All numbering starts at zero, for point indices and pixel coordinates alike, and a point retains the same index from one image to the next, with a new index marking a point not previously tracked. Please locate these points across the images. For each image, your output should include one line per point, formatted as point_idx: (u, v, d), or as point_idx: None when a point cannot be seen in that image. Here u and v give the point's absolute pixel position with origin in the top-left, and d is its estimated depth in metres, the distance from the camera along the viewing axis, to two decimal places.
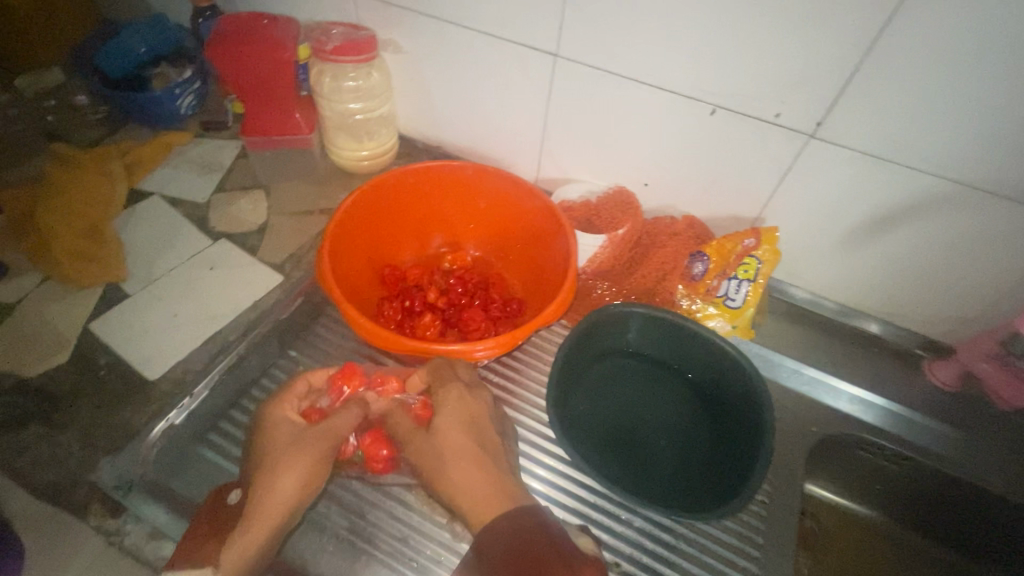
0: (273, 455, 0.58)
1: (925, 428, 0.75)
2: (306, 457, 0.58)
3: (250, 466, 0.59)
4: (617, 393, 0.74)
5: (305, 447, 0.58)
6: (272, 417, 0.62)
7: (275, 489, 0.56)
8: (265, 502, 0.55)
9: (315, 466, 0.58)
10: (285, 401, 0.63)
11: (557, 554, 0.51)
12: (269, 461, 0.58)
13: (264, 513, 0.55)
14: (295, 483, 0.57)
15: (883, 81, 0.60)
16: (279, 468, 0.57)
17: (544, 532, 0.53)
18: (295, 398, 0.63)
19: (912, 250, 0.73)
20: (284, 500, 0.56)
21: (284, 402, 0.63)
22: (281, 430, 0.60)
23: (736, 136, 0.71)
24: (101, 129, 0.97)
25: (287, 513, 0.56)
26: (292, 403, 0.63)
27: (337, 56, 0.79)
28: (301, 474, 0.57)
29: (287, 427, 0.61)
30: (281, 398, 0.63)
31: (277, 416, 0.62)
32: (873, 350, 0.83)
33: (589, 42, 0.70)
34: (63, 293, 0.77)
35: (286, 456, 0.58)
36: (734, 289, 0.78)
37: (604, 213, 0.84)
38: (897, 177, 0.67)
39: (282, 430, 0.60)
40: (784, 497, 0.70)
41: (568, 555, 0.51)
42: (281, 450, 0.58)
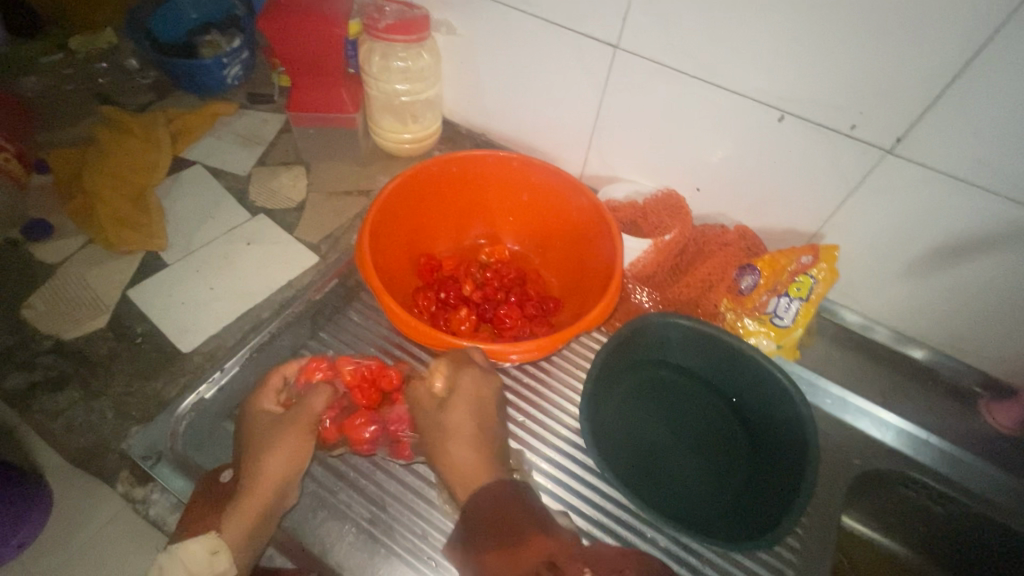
0: (258, 435, 0.59)
1: (977, 471, 0.71)
2: (290, 433, 0.59)
3: (235, 448, 0.60)
4: (650, 407, 0.72)
5: (286, 426, 0.59)
6: (252, 407, 0.61)
7: (264, 465, 0.56)
8: (258, 476, 0.56)
9: (296, 441, 0.58)
10: (263, 392, 0.62)
11: (535, 518, 0.51)
12: (254, 443, 0.58)
13: (256, 489, 0.55)
14: (286, 455, 0.57)
15: (978, 97, 0.55)
16: (263, 449, 0.57)
17: (528, 503, 0.52)
18: (272, 388, 0.63)
19: (984, 282, 0.68)
20: (271, 478, 0.56)
21: (262, 391, 0.62)
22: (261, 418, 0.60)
23: (803, 146, 0.67)
24: (151, 95, 0.97)
25: (280, 485, 0.56)
26: (271, 390, 0.63)
27: (388, 34, 0.77)
28: (286, 449, 0.58)
29: (266, 416, 0.61)
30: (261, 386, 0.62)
31: (255, 404, 0.62)
32: (926, 382, 0.78)
33: (653, 35, 0.66)
34: (105, 257, 0.78)
35: (270, 437, 0.58)
36: (783, 307, 0.74)
37: (652, 216, 0.80)
38: (980, 203, 0.62)
39: (264, 418, 0.60)
40: (819, 530, 0.67)
41: (546, 520, 0.51)
42: (263, 434, 0.59)
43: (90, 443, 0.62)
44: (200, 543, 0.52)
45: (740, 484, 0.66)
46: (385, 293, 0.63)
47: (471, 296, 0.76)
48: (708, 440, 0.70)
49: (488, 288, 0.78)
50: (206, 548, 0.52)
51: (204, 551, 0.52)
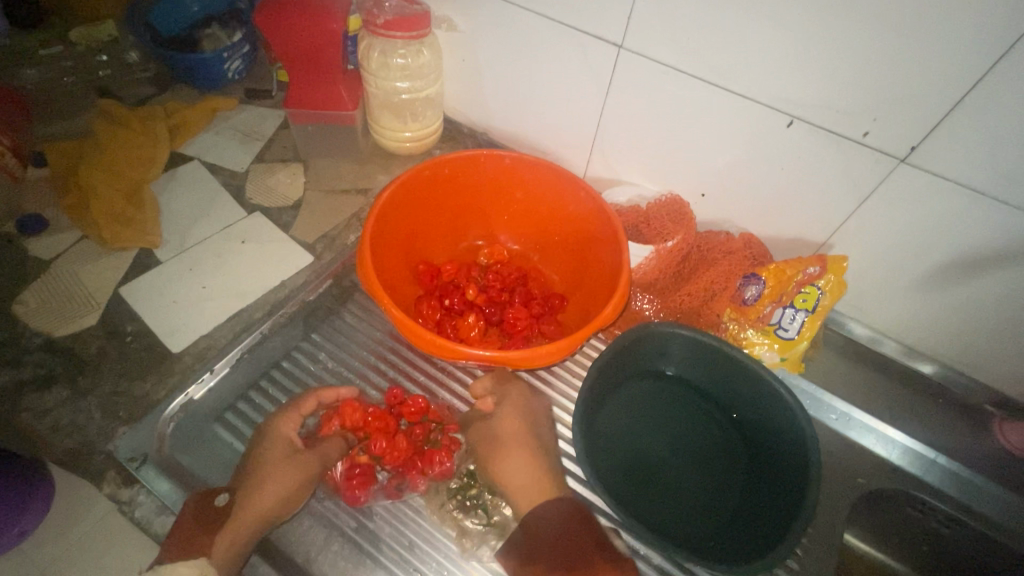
0: (275, 462, 0.59)
1: (986, 493, 0.69)
2: (297, 470, 0.59)
3: (240, 472, 0.59)
4: (648, 418, 0.70)
5: (300, 464, 0.59)
6: (276, 429, 0.61)
7: (264, 497, 0.56)
8: (252, 507, 0.56)
9: (305, 476, 0.59)
10: (290, 415, 0.62)
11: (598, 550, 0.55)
12: (267, 470, 0.58)
13: (246, 519, 0.55)
14: (290, 489, 0.58)
15: (1000, 107, 0.52)
16: (266, 477, 0.57)
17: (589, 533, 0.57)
18: (301, 415, 0.63)
19: (999, 298, 0.65)
20: (264, 509, 0.56)
21: (292, 415, 0.62)
22: (276, 447, 0.60)
23: (814, 152, 0.64)
24: (150, 88, 0.97)
25: (268, 517, 0.56)
26: (300, 418, 0.63)
27: (387, 30, 0.75)
28: (287, 481, 0.58)
29: (282, 445, 0.60)
30: (292, 408, 0.63)
31: (280, 425, 0.62)
32: (936, 399, 0.75)
33: (660, 36, 0.64)
34: (99, 252, 0.77)
35: (281, 466, 0.59)
36: (788, 318, 0.72)
37: (654, 222, 0.78)
38: (996, 217, 0.59)
39: (280, 446, 0.60)
40: (818, 550, 0.65)
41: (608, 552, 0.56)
42: (277, 462, 0.59)
43: (76, 443, 0.61)
44: (191, 565, 0.51)
45: (739, 501, 0.65)
46: (387, 302, 0.62)
47: (475, 300, 0.75)
48: (707, 453, 0.68)
49: (490, 291, 0.76)
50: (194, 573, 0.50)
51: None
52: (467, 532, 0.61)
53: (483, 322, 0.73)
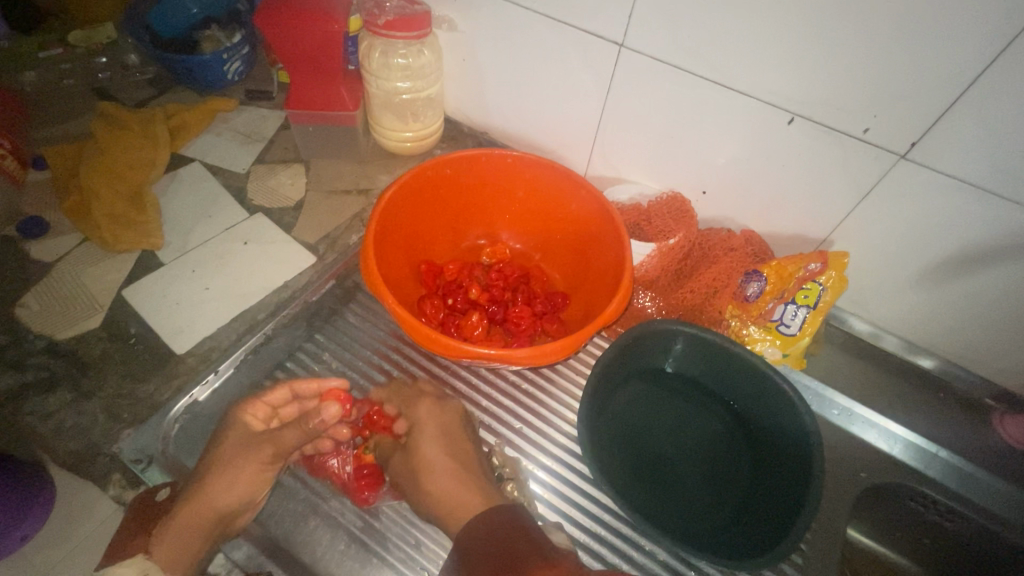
0: (220, 453, 0.59)
1: (987, 486, 0.69)
2: (240, 462, 0.58)
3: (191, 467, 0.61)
4: (650, 415, 0.70)
5: (255, 450, 0.59)
6: (237, 416, 0.62)
7: (203, 497, 0.56)
8: (187, 503, 0.56)
9: (245, 468, 0.57)
10: (254, 404, 0.64)
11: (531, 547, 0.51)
12: (220, 460, 0.58)
13: (192, 511, 0.55)
14: (229, 486, 0.56)
15: (998, 102, 0.53)
16: (213, 472, 0.57)
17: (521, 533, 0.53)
18: (269, 404, 0.64)
19: (999, 293, 0.65)
20: (212, 506, 0.56)
21: (254, 405, 0.63)
22: (234, 435, 0.60)
23: (814, 149, 0.64)
24: (150, 91, 0.97)
25: (202, 511, 0.56)
26: (266, 406, 0.64)
27: (389, 31, 0.75)
28: (225, 475, 0.57)
29: (241, 432, 0.61)
30: (255, 397, 0.64)
31: (237, 415, 0.62)
32: (937, 393, 0.76)
33: (661, 35, 0.64)
34: (100, 255, 0.77)
35: (233, 456, 0.58)
36: (790, 315, 0.73)
37: (656, 220, 0.78)
38: (994, 212, 0.59)
39: (237, 434, 0.61)
40: (822, 545, 0.65)
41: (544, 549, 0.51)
42: (230, 451, 0.59)
43: (81, 445, 0.61)
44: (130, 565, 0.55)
45: (741, 497, 0.65)
46: (392, 302, 0.62)
47: (477, 299, 0.75)
48: (709, 449, 0.68)
49: (493, 290, 0.77)
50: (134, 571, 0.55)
51: None
52: None
53: (486, 321, 0.73)
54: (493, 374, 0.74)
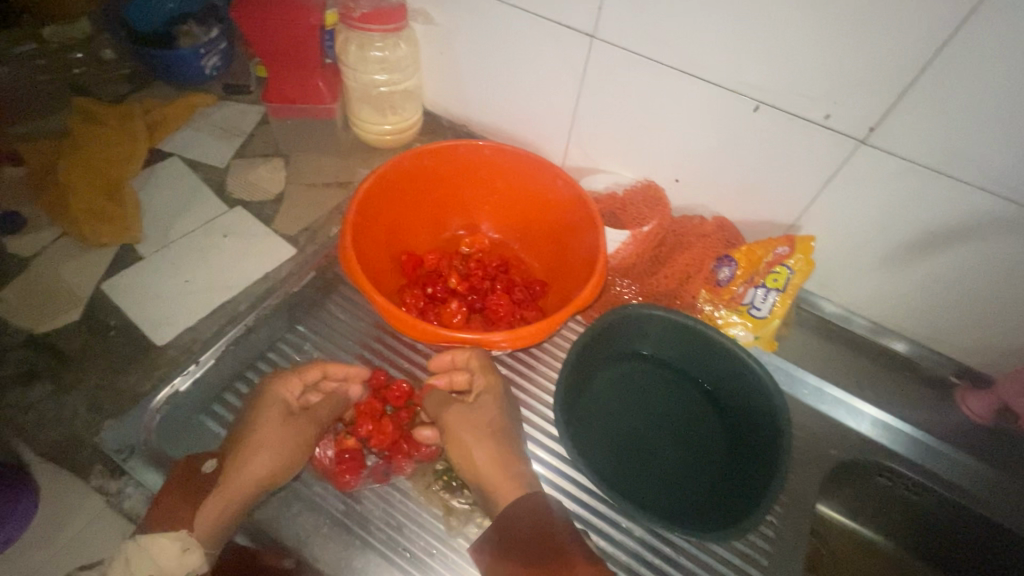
0: (263, 425, 0.60)
1: (950, 460, 0.72)
2: (283, 437, 0.60)
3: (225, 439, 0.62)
4: (628, 397, 0.72)
5: (295, 427, 0.62)
6: (274, 390, 0.63)
7: (246, 470, 0.57)
8: (235, 471, 0.57)
9: (287, 441, 0.60)
10: (291, 378, 0.63)
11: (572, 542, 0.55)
12: (262, 431, 0.60)
13: (240, 481, 0.57)
14: (269, 458, 0.58)
15: (948, 88, 0.55)
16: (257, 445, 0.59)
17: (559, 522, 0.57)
18: (303, 380, 0.64)
19: (959, 273, 0.68)
20: (257, 477, 0.57)
21: (293, 378, 0.64)
22: (275, 410, 0.61)
23: (780, 137, 0.66)
24: (127, 86, 0.96)
25: (248, 482, 0.57)
26: (300, 382, 0.64)
27: (365, 24, 0.76)
28: (270, 446, 0.59)
29: (281, 408, 0.62)
30: (292, 372, 0.64)
31: (274, 387, 0.63)
32: (903, 373, 0.78)
33: (630, 26, 0.66)
34: (79, 249, 0.77)
35: (271, 434, 0.60)
36: (760, 298, 0.75)
37: (631, 208, 0.80)
38: (950, 193, 0.62)
39: (277, 409, 0.62)
40: (793, 519, 0.68)
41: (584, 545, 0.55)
42: (271, 426, 0.60)
43: (62, 436, 0.62)
44: (171, 540, 0.53)
45: (715, 474, 0.67)
46: (372, 289, 0.63)
47: (457, 288, 0.76)
48: (685, 429, 0.70)
49: (472, 278, 0.78)
50: (176, 546, 0.53)
51: (174, 548, 0.53)
52: (454, 511, 0.63)
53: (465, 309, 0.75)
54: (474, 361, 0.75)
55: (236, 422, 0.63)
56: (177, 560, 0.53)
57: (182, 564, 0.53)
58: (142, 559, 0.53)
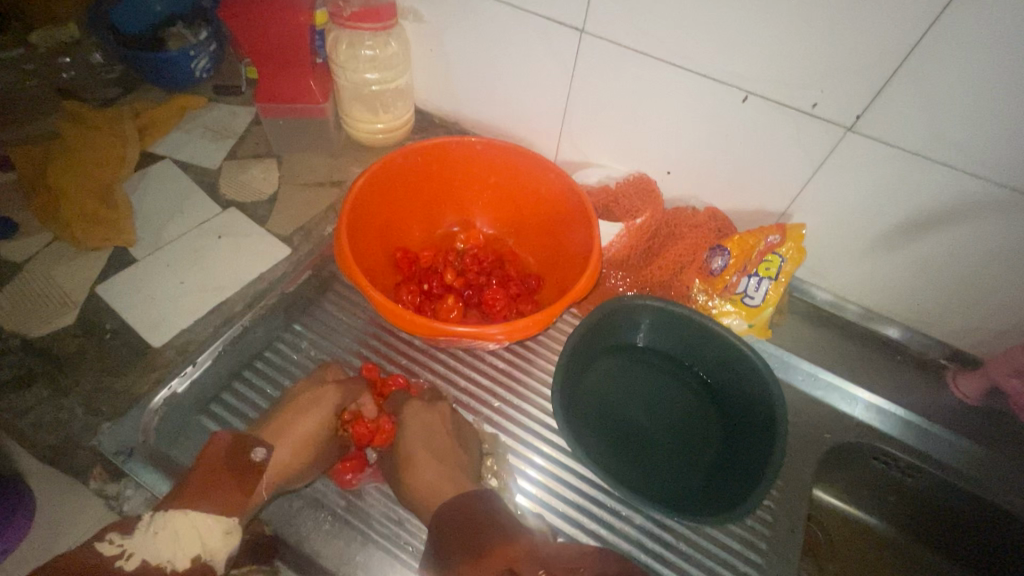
0: (312, 431, 0.63)
1: (944, 442, 0.73)
2: (321, 447, 0.63)
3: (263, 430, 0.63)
4: (627, 388, 0.73)
5: (333, 442, 0.65)
6: (327, 401, 0.65)
7: (289, 474, 0.60)
8: (279, 465, 0.60)
9: (329, 457, 0.64)
10: (342, 393, 0.66)
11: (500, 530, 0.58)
12: (308, 437, 0.63)
13: (278, 474, 0.60)
14: (310, 465, 0.62)
15: (933, 75, 0.56)
16: (300, 447, 0.62)
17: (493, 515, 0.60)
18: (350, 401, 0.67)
19: (947, 256, 0.69)
20: (293, 475, 0.61)
21: (347, 393, 0.67)
22: (325, 421, 0.64)
23: (768, 127, 0.67)
24: (116, 89, 0.96)
25: (290, 481, 0.60)
26: (349, 397, 0.67)
27: (354, 22, 0.76)
28: (314, 452, 0.63)
29: (330, 421, 0.65)
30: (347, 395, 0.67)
31: (331, 398, 0.65)
32: (896, 357, 0.79)
33: (619, 20, 0.67)
34: (72, 254, 0.77)
35: (314, 441, 0.63)
36: (753, 286, 0.75)
37: (623, 201, 0.81)
38: (938, 178, 0.63)
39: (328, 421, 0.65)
40: (790, 502, 0.68)
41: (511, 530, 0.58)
42: (319, 437, 0.64)
43: (60, 440, 0.61)
44: (218, 522, 0.54)
45: (713, 461, 0.68)
46: (366, 284, 0.63)
47: (453, 283, 0.76)
48: (682, 418, 0.71)
49: (468, 274, 0.78)
50: (221, 530, 0.54)
51: (218, 530, 0.54)
52: None
53: (462, 304, 0.75)
54: (472, 356, 0.75)
55: (275, 417, 0.64)
56: (220, 541, 0.54)
57: (224, 545, 0.54)
58: (189, 534, 0.53)
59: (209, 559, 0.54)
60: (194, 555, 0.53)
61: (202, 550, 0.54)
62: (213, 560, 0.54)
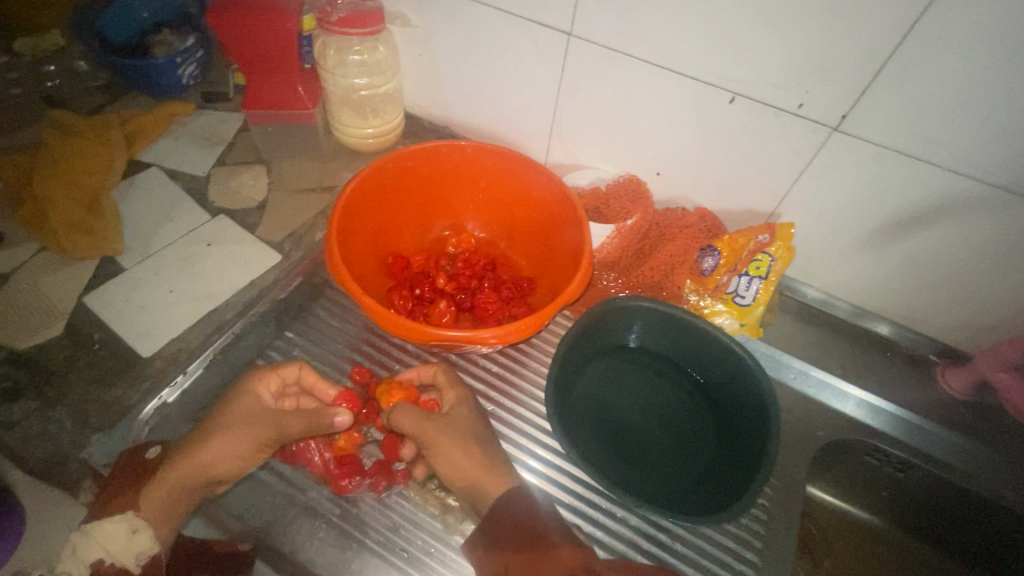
0: (227, 415, 0.60)
1: (935, 437, 0.74)
2: (232, 432, 0.59)
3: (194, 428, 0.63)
4: (620, 389, 0.73)
5: (250, 424, 0.59)
6: (247, 386, 0.63)
7: (202, 460, 0.57)
8: (186, 455, 0.58)
9: (243, 442, 0.59)
10: (267, 377, 0.64)
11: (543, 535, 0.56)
12: (221, 421, 0.60)
13: (186, 464, 0.58)
14: (219, 453, 0.58)
15: (918, 75, 0.57)
16: (211, 434, 0.59)
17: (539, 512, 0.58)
18: (281, 377, 0.64)
19: (934, 254, 0.69)
20: (202, 465, 0.58)
21: (266, 377, 0.63)
22: (242, 403, 0.61)
23: (755, 128, 0.68)
24: (103, 97, 0.95)
25: (198, 471, 0.58)
26: (272, 378, 0.64)
27: (343, 27, 0.76)
28: (225, 438, 0.58)
29: (250, 402, 0.62)
30: (270, 369, 0.63)
31: (249, 382, 0.63)
32: (886, 353, 0.80)
33: (607, 24, 0.67)
34: (58, 264, 0.76)
35: (227, 425, 0.59)
36: (744, 286, 0.76)
37: (614, 202, 0.81)
38: (924, 176, 0.63)
39: (244, 404, 0.61)
40: (784, 500, 0.69)
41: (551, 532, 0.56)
42: (232, 420, 0.60)
43: (49, 452, 0.61)
44: (118, 522, 0.57)
45: (706, 461, 0.68)
46: (358, 290, 0.63)
47: (445, 288, 0.76)
48: (675, 417, 0.71)
49: (459, 278, 0.78)
50: (124, 529, 0.57)
51: (121, 528, 0.57)
52: (450, 509, 0.63)
53: (454, 309, 0.75)
54: (466, 360, 0.75)
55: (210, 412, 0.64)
56: (126, 541, 0.56)
57: (130, 542, 0.56)
58: (95, 538, 0.56)
59: (114, 559, 0.56)
60: (93, 559, 0.56)
61: (105, 552, 0.56)
62: (119, 559, 0.56)
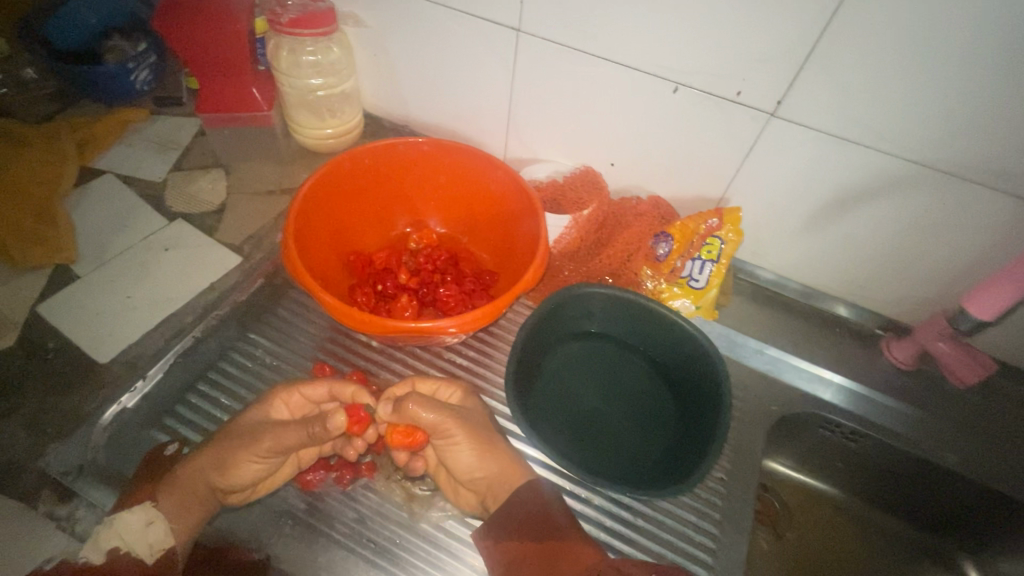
0: (240, 425, 0.62)
1: (882, 407, 0.77)
2: (242, 445, 0.59)
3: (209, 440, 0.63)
4: (584, 375, 0.75)
5: (257, 438, 0.60)
6: (269, 399, 0.64)
7: (210, 462, 0.59)
8: (199, 462, 0.60)
9: (248, 454, 0.59)
10: (290, 391, 0.64)
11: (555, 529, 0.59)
12: (235, 432, 0.61)
13: (195, 470, 0.59)
14: (225, 461, 0.59)
15: (842, 61, 0.60)
16: (224, 443, 0.60)
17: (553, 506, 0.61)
18: (306, 397, 0.65)
19: (872, 231, 0.73)
20: (212, 471, 0.59)
21: (285, 392, 0.64)
22: (257, 412, 0.63)
23: (700, 116, 0.70)
24: (52, 105, 0.93)
25: (209, 476, 0.59)
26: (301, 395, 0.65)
27: (294, 29, 0.77)
28: (234, 449, 0.59)
29: (263, 413, 0.63)
30: (295, 387, 0.64)
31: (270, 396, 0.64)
32: (836, 329, 0.84)
33: (553, 20, 0.69)
34: (10, 275, 0.75)
35: (241, 437, 0.60)
36: (697, 269, 0.79)
37: (571, 193, 0.84)
38: (858, 157, 0.67)
39: (258, 416, 0.63)
40: (741, 473, 0.71)
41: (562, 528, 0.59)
42: (242, 433, 0.61)
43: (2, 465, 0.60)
44: (135, 513, 0.58)
45: (667, 442, 0.70)
46: (317, 288, 0.63)
47: (407, 283, 0.77)
48: (639, 401, 0.73)
49: (422, 272, 0.79)
50: (142, 520, 0.57)
51: (139, 519, 0.57)
52: (415, 498, 0.65)
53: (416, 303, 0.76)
54: (430, 353, 0.76)
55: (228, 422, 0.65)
56: (140, 532, 0.57)
57: (144, 535, 0.57)
58: (111, 530, 0.56)
59: (129, 550, 0.56)
60: (110, 547, 0.56)
61: (121, 541, 0.56)
62: (135, 549, 0.57)
